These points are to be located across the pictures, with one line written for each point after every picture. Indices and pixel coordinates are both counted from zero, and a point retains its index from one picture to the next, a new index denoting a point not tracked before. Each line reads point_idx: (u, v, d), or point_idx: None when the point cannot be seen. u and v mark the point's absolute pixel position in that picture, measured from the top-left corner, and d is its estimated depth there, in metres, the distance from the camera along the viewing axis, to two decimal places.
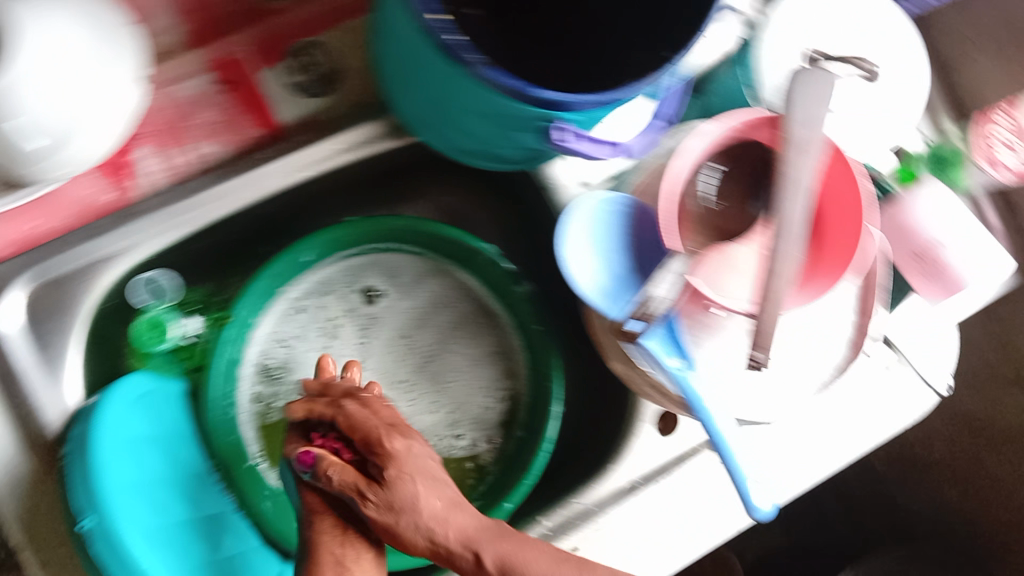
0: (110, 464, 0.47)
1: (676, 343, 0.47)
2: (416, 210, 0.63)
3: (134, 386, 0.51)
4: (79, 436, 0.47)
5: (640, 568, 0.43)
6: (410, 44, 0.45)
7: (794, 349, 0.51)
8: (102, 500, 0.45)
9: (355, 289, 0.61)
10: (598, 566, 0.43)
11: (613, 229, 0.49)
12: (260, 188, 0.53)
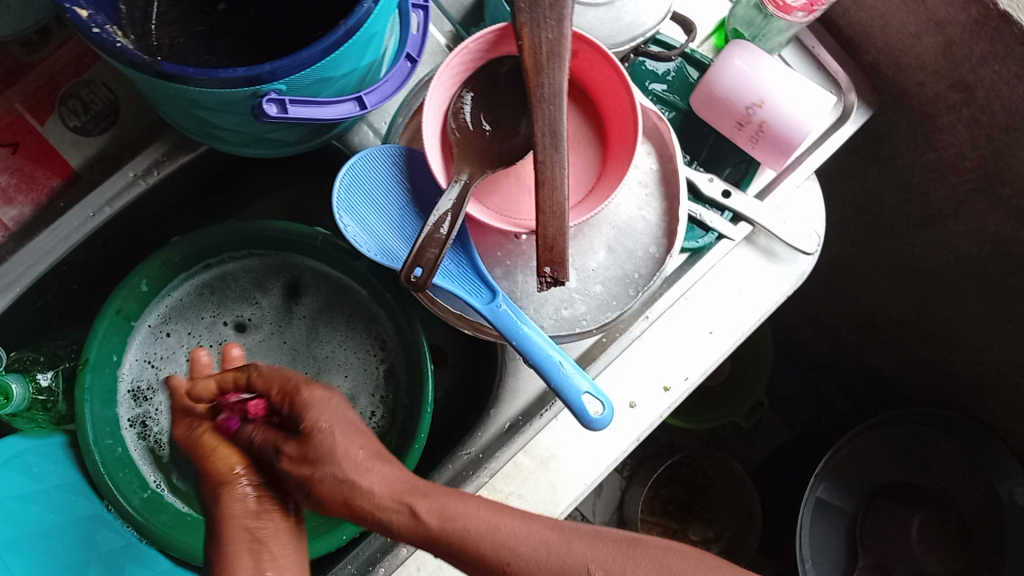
0: None
1: (478, 276, 0.48)
2: (250, 209, 0.65)
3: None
4: None
5: (557, 565, 0.41)
6: (140, 81, 0.44)
7: (612, 250, 0.50)
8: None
9: (222, 322, 0.63)
10: (485, 547, 0.42)
11: (378, 192, 0.49)
12: (66, 237, 0.55)
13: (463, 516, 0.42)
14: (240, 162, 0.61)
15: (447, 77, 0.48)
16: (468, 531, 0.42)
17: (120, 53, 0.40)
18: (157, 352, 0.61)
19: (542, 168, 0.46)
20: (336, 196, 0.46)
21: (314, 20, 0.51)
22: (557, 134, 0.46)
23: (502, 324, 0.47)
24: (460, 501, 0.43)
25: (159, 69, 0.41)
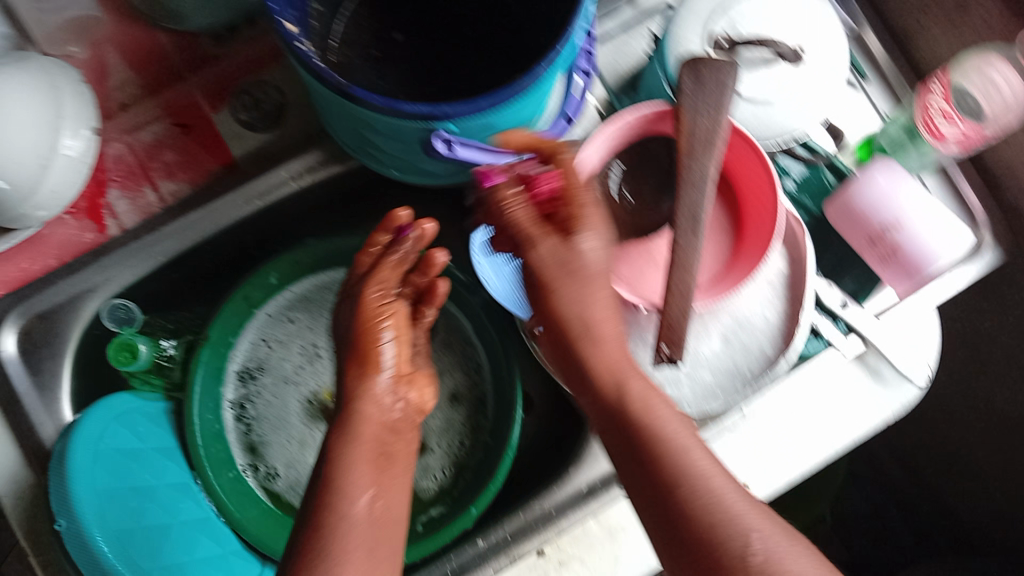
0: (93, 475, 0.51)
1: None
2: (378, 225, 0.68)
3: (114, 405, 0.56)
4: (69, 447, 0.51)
5: (700, 482, 0.41)
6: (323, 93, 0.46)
7: (725, 342, 0.51)
8: (75, 505, 0.49)
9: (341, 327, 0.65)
10: (657, 448, 0.42)
11: None
12: (212, 219, 0.59)
13: (664, 417, 0.44)
14: (381, 181, 0.64)
15: (601, 145, 0.50)
16: (616, 372, 0.45)
17: (317, 69, 0.43)
18: (274, 335, 0.64)
19: (677, 250, 0.47)
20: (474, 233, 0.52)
21: (485, 68, 0.54)
22: (698, 221, 0.48)
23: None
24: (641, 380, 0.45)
25: (348, 90, 0.43)
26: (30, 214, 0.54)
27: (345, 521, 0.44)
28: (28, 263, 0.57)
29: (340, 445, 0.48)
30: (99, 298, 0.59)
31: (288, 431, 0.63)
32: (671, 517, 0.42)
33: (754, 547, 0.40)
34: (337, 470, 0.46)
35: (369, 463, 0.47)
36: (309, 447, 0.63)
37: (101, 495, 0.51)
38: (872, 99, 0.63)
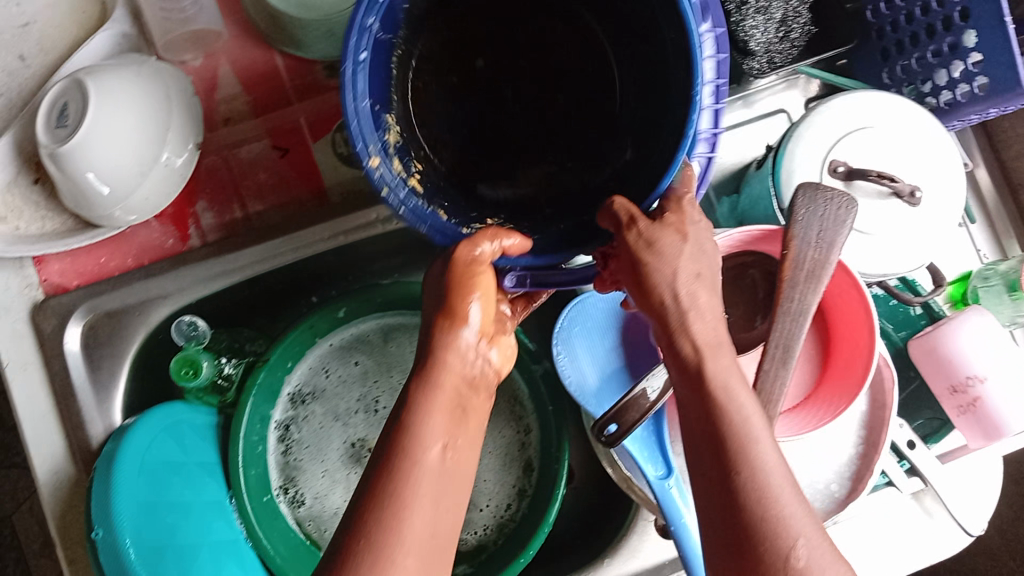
0: (130, 490, 0.50)
1: (657, 447, 0.49)
2: None
3: (161, 415, 0.55)
4: (110, 458, 0.50)
5: (768, 502, 0.36)
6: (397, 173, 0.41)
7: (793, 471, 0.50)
8: (115, 516, 0.48)
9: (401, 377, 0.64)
10: (731, 443, 0.37)
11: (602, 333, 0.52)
12: (293, 245, 0.59)
13: (739, 409, 0.38)
14: None
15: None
16: (715, 376, 0.39)
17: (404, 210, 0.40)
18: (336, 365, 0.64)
19: (763, 378, 0.46)
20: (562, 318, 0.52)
21: None
22: (789, 353, 0.46)
23: (665, 505, 0.47)
24: (744, 399, 0.38)
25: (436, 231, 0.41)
26: (119, 217, 0.55)
27: (408, 444, 0.39)
28: (109, 258, 0.58)
29: (410, 408, 0.40)
30: (169, 305, 0.59)
31: (325, 466, 0.62)
32: (735, 533, 0.36)
33: (798, 552, 0.35)
34: (409, 426, 0.40)
35: (445, 430, 0.40)
36: (342, 490, 0.62)
37: (139, 510, 0.50)
38: (976, 239, 0.62)
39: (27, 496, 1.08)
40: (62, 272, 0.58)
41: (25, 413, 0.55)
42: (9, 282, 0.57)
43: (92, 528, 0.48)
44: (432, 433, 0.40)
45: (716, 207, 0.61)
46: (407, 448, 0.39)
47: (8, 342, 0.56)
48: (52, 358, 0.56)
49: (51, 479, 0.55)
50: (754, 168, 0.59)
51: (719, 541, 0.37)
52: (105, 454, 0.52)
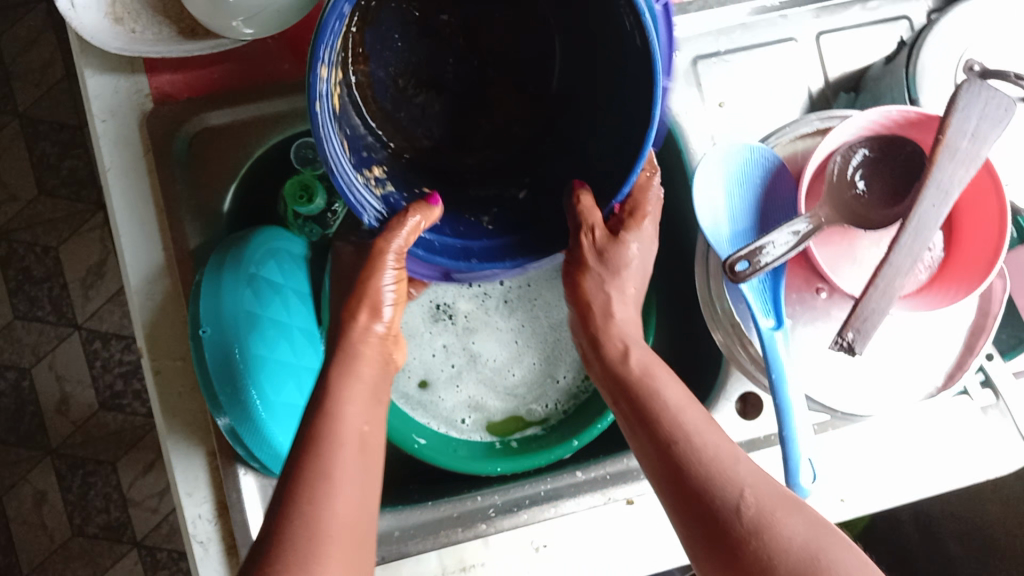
0: (239, 303, 0.49)
1: (770, 299, 0.49)
2: None
3: (280, 229, 0.55)
4: (212, 259, 0.50)
5: (713, 467, 0.42)
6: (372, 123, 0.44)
7: (893, 354, 0.52)
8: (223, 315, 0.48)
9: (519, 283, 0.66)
10: (667, 425, 0.44)
11: (748, 185, 0.50)
12: None
13: (667, 399, 0.46)
14: None
15: (858, 122, 0.48)
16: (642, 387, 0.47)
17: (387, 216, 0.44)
18: (528, 341, 0.65)
19: (898, 249, 0.46)
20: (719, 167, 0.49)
21: None
22: (926, 232, 0.46)
23: (768, 353, 0.47)
24: (667, 386, 0.47)
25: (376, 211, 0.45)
26: (236, 29, 0.53)
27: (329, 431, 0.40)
28: (223, 75, 0.56)
29: (340, 378, 0.43)
30: (273, 135, 0.57)
31: (438, 348, 0.65)
32: (667, 461, 0.43)
33: (747, 500, 0.41)
34: (330, 390, 0.42)
35: (365, 398, 0.43)
36: (444, 359, 0.65)
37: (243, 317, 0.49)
38: None
39: (48, 351, 1.07)
40: (173, 83, 0.55)
41: (126, 220, 0.54)
42: (119, 85, 0.54)
43: (199, 326, 0.48)
44: (360, 396, 0.43)
45: (833, 101, 0.61)
46: (344, 387, 0.42)
47: (111, 146, 0.54)
48: (155, 169, 0.54)
49: (146, 291, 0.54)
50: (879, 65, 0.58)
51: (680, 510, 0.42)
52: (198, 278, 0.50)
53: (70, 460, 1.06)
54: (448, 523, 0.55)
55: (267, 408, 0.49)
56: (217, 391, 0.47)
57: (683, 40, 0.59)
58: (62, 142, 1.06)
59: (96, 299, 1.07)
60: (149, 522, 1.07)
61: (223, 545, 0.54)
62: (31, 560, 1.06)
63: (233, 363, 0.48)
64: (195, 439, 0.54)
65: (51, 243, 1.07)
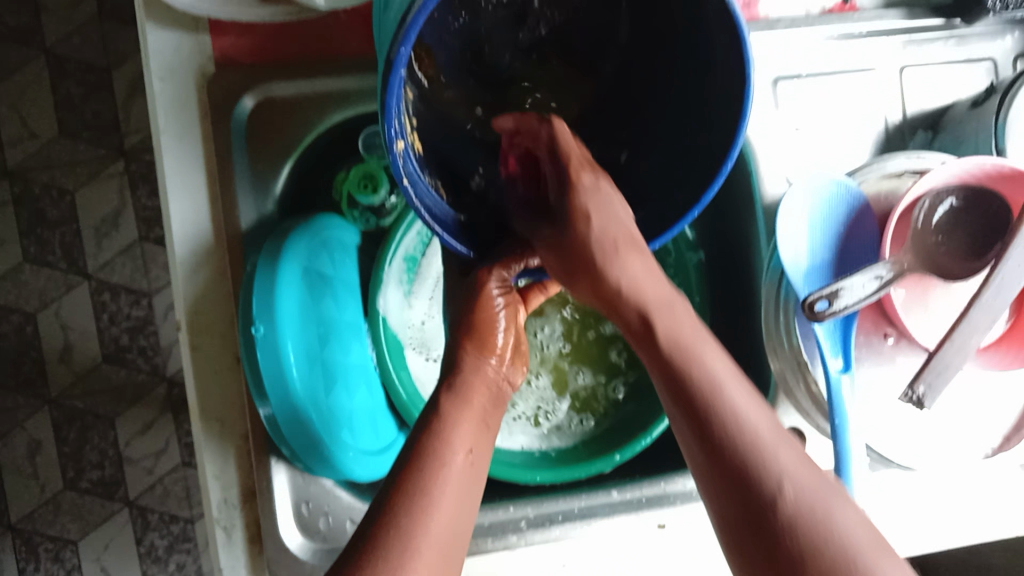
0: (291, 305, 0.47)
1: (840, 340, 0.47)
2: None
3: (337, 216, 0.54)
4: (262, 258, 0.47)
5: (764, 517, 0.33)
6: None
7: (954, 409, 0.50)
8: (278, 314, 0.46)
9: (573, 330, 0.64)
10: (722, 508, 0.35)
11: (830, 222, 0.49)
12: None
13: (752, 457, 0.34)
14: None
15: (947, 171, 0.47)
16: (675, 334, 0.39)
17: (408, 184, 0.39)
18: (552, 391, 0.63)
19: (978, 304, 0.44)
20: (798, 202, 0.48)
21: None
22: (1007, 292, 0.44)
23: (834, 395, 0.46)
24: (706, 344, 0.39)
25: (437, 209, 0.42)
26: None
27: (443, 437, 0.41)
28: (290, 43, 0.53)
29: (452, 405, 0.43)
30: (341, 110, 0.54)
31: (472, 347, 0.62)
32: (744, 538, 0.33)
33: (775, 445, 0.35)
34: (437, 414, 0.42)
35: (471, 421, 0.43)
36: None
37: (297, 316, 0.48)
38: None
39: (55, 298, 1.04)
40: (238, 47, 0.52)
41: (177, 187, 0.51)
42: (182, 45, 0.51)
43: (252, 324, 0.46)
44: (465, 427, 0.42)
45: (910, 138, 0.59)
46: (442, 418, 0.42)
47: (166, 110, 0.51)
48: (213, 137, 0.52)
49: (190, 262, 0.52)
50: (964, 106, 0.57)
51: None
52: (248, 275, 0.48)
53: (68, 412, 1.04)
54: (479, 532, 0.54)
55: (315, 407, 0.48)
56: (267, 387, 0.46)
57: (765, 57, 0.57)
58: (88, 84, 1.03)
59: (109, 249, 1.04)
60: (143, 481, 1.05)
61: (245, 531, 0.53)
62: (19, 509, 1.04)
63: (284, 363, 0.46)
64: (227, 421, 0.52)
65: (68, 186, 1.04)
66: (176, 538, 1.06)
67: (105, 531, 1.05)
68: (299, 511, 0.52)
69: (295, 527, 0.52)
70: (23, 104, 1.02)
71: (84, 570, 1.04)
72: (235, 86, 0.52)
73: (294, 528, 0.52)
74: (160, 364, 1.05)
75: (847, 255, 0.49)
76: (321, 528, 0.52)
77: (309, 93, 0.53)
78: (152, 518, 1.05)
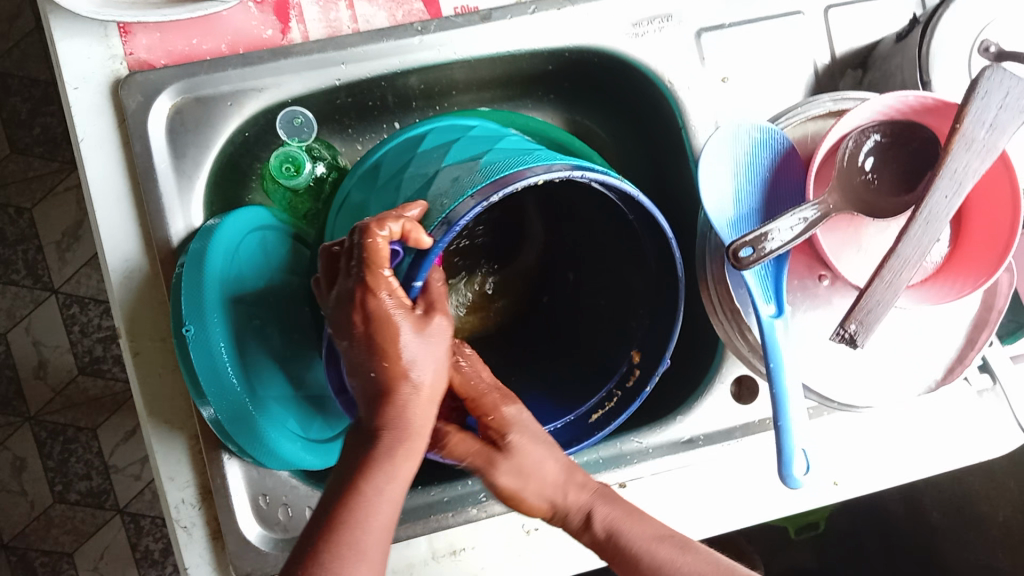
0: (223, 305, 0.48)
1: (772, 286, 0.47)
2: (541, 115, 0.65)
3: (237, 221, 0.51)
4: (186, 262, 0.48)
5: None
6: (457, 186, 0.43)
7: (890, 343, 0.51)
8: (207, 314, 0.47)
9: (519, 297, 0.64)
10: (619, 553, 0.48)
11: (754, 166, 0.48)
12: (404, 60, 0.55)
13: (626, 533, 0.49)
14: (574, 72, 0.60)
15: (872, 107, 0.47)
16: (631, 546, 0.48)
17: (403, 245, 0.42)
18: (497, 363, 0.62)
19: (906, 240, 0.44)
20: (718, 149, 0.48)
21: None
22: (936, 225, 0.44)
23: (768, 339, 0.46)
24: (632, 532, 0.49)
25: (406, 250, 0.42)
26: None
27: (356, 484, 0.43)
28: (202, 39, 0.53)
29: (384, 460, 0.43)
30: (261, 98, 0.54)
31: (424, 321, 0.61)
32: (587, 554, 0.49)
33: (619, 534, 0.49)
34: (368, 473, 0.43)
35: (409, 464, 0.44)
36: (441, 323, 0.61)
37: (236, 328, 0.49)
38: None
39: (24, 315, 1.04)
40: (150, 48, 0.52)
41: (101, 194, 0.51)
42: (93, 50, 0.51)
43: (183, 324, 0.47)
44: (401, 476, 0.44)
45: (841, 79, 0.59)
46: (390, 468, 0.43)
47: (84, 118, 0.51)
48: (132, 139, 0.51)
49: (122, 268, 0.51)
50: (890, 41, 0.56)
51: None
52: (176, 279, 0.49)
53: (49, 428, 1.05)
54: (439, 507, 0.55)
55: (268, 412, 0.49)
56: (208, 394, 0.47)
57: (687, 10, 0.56)
58: (34, 99, 1.02)
59: (73, 262, 1.04)
60: (131, 488, 1.06)
61: (207, 528, 0.53)
62: (12, 526, 1.05)
63: (218, 358, 0.46)
64: (176, 422, 0.52)
65: (24, 203, 1.03)
66: (170, 540, 1.06)
67: (99, 540, 1.05)
68: (257, 503, 0.53)
69: (253, 520, 0.53)
70: None
71: None
72: (146, 86, 0.51)
73: (253, 521, 0.53)
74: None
75: (774, 202, 0.49)
76: (280, 518, 0.54)
77: (227, 84, 0.53)
78: (144, 523, 1.06)
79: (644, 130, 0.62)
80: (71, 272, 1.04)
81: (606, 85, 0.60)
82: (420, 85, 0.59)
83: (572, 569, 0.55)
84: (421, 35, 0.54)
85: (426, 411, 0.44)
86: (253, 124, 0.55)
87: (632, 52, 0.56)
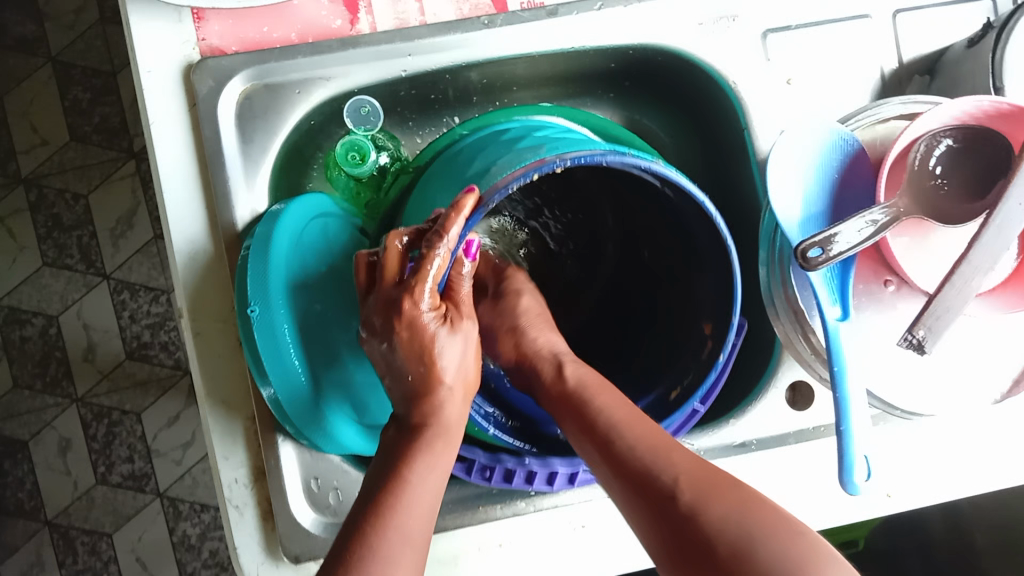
0: (286, 291, 0.49)
1: (837, 288, 0.47)
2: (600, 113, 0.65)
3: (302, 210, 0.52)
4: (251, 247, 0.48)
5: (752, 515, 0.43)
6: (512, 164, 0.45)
7: (956, 353, 0.50)
8: (272, 298, 0.48)
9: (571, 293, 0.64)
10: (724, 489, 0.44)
11: (822, 168, 0.48)
12: (469, 53, 0.55)
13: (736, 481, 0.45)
14: (636, 71, 0.60)
15: (945, 111, 0.46)
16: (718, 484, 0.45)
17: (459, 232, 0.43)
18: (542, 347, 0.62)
19: (977, 246, 0.43)
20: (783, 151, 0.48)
21: None
22: (1009, 232, 0.43)
23: (831, 340, 0.45)
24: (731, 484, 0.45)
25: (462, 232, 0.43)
26: None
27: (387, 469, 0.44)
28: (272, 27, 0.53)
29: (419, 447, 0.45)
30: (328, 87, 0.55)
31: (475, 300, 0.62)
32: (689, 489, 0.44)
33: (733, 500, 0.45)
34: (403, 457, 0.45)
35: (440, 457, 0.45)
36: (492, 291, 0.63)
37: (303, 312, 0.50)
38: None
39: (76, 299, 1.06)
40: (222, 34, 0.53)
41: (169, 176, 0.52)
42: (166, 35, 0.52)
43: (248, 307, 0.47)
44: (441, 466, 0.45)
45: (907, 84, 0.58)
46: (431, 458, 0.45)
47: (155, 101, 0.52)
48: (201, 123, 0.52)
49: (187, 250, 0.52)
50: (961, 47, 0.55)
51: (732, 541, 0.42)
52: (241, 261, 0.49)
53: (95, 410, 1.07)
54: (487, 499, 0.55)
55: (327, 397, 0.50)
56: (274, 377, 0.48)
57: (754, 10, 0.56)
58: (94, 88, 1.04)
59: (125, 249, 1.06)
60: (172, 473, 1.07)
61: (259, 510, 0.53)
62: (55, 505, 1.07)
63: (282, 342, 0.47)
64: (233, 403, 0.53)
65: (81, 189, 1.05)
66: (207, 526, 1.07)
67: (138, 523, 1.07)
68: (308, 486, 0.54)
69: (305, 504, 0.53)
70: (32, 110, 1.04)
71: (120, 562, 1.07)
72: (218, 71, 0.52)
73: (304, 506, 0.53)
74: (182, 359, 1.07)
75: (841, 204, 0.48)
76: (331, 503, 0.54)
77: (295, 71, 0.53)
78: (183, 508, 1.07)
79: (704, 130, 0.62)
80: (124, 257, 1.06)
81: (668, 85, 0.60)
82: (482, 79, 0.59)
83: (617, 568, 0.54)
84: (487, 29, 0.54)
85: (461, 410, 0.47)
86: (318, 112, 0.56)
87: (697, 52, 0.56)
